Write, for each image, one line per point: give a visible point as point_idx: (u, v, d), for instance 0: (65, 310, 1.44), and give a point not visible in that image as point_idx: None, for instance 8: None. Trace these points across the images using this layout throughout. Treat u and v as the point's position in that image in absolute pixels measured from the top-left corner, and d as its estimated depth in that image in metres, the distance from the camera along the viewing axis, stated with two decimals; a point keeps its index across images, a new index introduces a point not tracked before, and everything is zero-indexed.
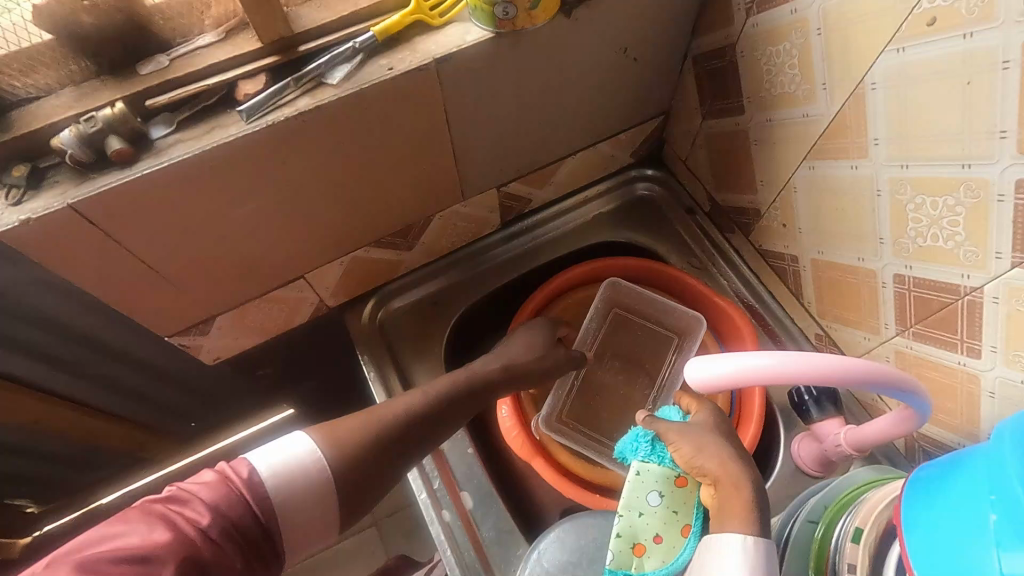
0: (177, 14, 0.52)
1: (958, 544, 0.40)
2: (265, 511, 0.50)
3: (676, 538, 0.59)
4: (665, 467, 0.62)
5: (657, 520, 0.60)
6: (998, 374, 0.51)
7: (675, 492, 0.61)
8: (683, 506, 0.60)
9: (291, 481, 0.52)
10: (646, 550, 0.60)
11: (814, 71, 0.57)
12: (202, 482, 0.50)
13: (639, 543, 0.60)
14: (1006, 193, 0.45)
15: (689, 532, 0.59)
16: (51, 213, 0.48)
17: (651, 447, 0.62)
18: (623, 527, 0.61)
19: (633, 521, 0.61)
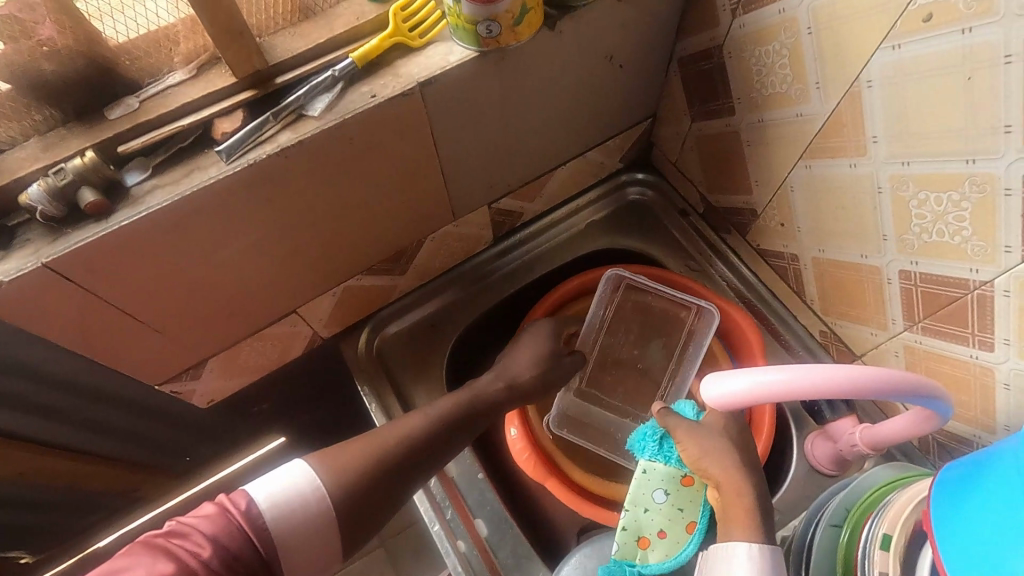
0: (145, 53, 0.49)
1: (993, 545, 0.39)
2: (265, 542, 0.50)
3: (681, 534, 0.60)
4: (672, 466, 0.63)
5: (662, 517, 0.61)
6: (1013, 367, 0.50)
7: (680, 491, 0.62)
8: (688, 505, 0.61)
9: (289, 512, 0.51)
10: (650, 544, 0.60)
11: (806, 70, 0.55)
12: (202, 514, 0.50)
13: (644, 536, 0.61)
14: (1014, 187, 0.44)
15: (694, 529, 0.60)
16: (25, 274, 0.45)
17: (659, 444, 0.63)
18: (628, 520, 0.62)
19: (638, 515, 0.61)
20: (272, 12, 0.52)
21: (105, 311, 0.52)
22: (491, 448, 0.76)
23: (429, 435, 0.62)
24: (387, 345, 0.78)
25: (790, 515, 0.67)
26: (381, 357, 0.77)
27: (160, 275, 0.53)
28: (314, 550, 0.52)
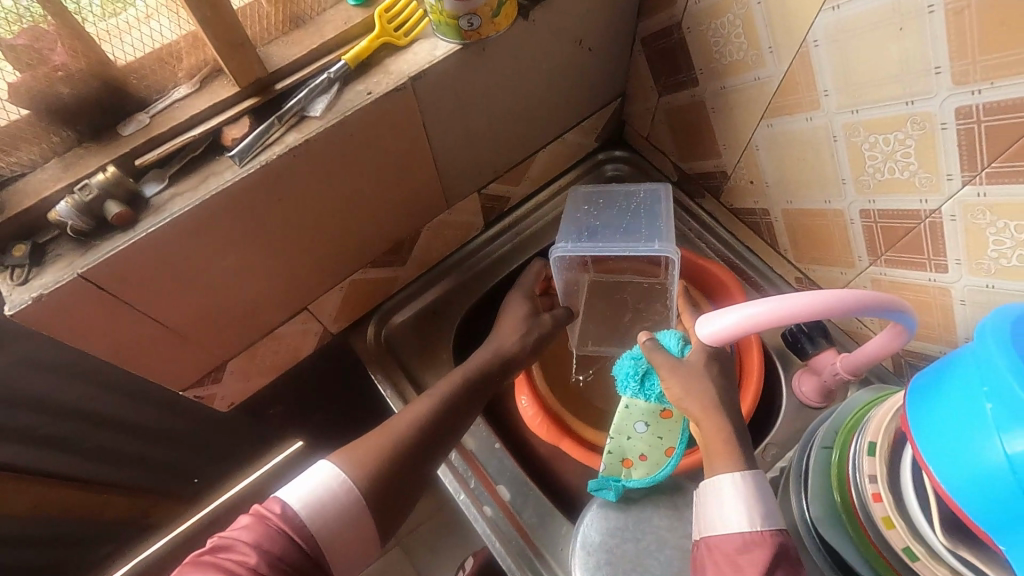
0: (152, 71, 0.52)
1: (964, 435, 0.45)
2: (307, 539, 0.53)
3: (660, 457, 0.67)
4: (652, 401, 0.66)
5: (643, 443, 0.67)
6: (966, 283, 0.56)
7: (660, 422, 0.67)
8: (667, 434, 0.67)
9: (323, 507, 0.55)
10: (633, 464, 0.67)
11: (759, 37, 0.61)
12: (241, 526, 0.53)
13: (627, 458, 0.67)
14: (949, 121, 0.50)
15: (672, 453, 0.66)
16: (62, 286, 0.48)
17: (641, 381, 0.67)
18: (613, 445, 0.67)
19: (622, 442, 0.67)
20: (266, 23, 0.55)
21: (133, 318, 0.55)
22: (503, 421, 0.80)
23: (448, 407, 0.66)
24: (394, 334, 0.81)
25: (786, 447, 0.72)
26: (389, 346, 0.81)
27: (182, 279, 0.56)
28: (355, 521, 0.56)
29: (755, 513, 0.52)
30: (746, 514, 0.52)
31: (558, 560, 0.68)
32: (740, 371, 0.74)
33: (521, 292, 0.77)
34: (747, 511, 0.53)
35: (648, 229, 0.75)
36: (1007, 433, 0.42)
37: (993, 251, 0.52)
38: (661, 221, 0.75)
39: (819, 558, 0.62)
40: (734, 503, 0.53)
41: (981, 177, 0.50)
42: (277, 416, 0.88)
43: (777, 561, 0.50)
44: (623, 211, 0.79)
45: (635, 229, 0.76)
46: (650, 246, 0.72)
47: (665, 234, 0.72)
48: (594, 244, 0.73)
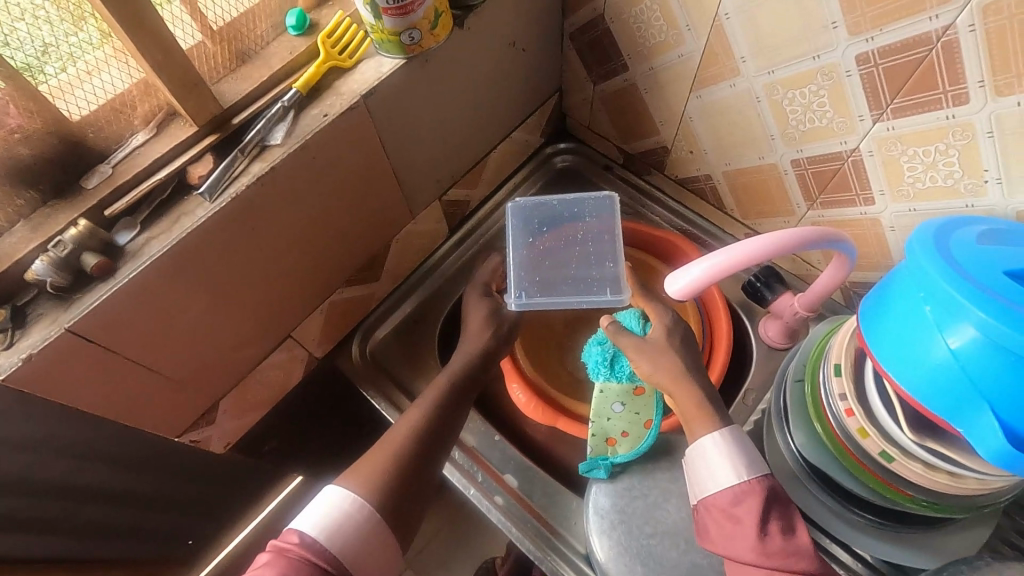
0: (107, 122, 0.52)
1: (912, 340, 0.50)
2: (331, 562, 0.54)
3: (641, 430, 0.69)
4: (625, 381, 0.69)
5: (623, 421, 0.69)
6: (893, 211, 0.63)
7: (635, 399, 0.69)
8: (644, 408, 0.69)
9: (341, 527, 0.56)
10: (617, 441, 0.70)
11: (676, 17, 0.66)
12: (262, 564, 0.52)
13: (611, 437, 0.70)
14: (852, 69, 0.56)
15: (651, 425, 0.69)
16: (50, 343, 0.49)
17: (611, 365, 0.69)
18: (595, 428, 0.70)
19: (603, 424, 0.69)
20: (213, 63, 0.57)
21: (122, 367, 0.56)
22: (499, 414, 0.83)
23: (445, 406, 0.68)
24: (378, 349, 0.83)
25: (764, 390, 0.77)
26: (376, 361, 0.82)
27: (166, 319, 0.56)
28: (375, 526, 0.57)
29: (739, 465, 0.57)
30: (732, 469, 0.57)
31: (573, 533, 0.71)
32: (710, 329, 0.79)
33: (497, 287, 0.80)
34: (732, 465, 0.57)
35: (598, 270, 0.77)
36: (948, 331, 0.47)
37: (909, 177, 0.59)
38: (610, 261, 0.77)
39: (808, 481, 0.67)
40: (720, 460, 0.57)
41: (888, 113, 0.57)
42: (273, 451, 0.88)
43: (769, 504, 0.54)
44: (569, 244, 0.79)
45: (585, 274, 0.77)
46: (603, 296, 0.74)
47: (616, 282, 0.74)
48: (551, 299, 0.74)
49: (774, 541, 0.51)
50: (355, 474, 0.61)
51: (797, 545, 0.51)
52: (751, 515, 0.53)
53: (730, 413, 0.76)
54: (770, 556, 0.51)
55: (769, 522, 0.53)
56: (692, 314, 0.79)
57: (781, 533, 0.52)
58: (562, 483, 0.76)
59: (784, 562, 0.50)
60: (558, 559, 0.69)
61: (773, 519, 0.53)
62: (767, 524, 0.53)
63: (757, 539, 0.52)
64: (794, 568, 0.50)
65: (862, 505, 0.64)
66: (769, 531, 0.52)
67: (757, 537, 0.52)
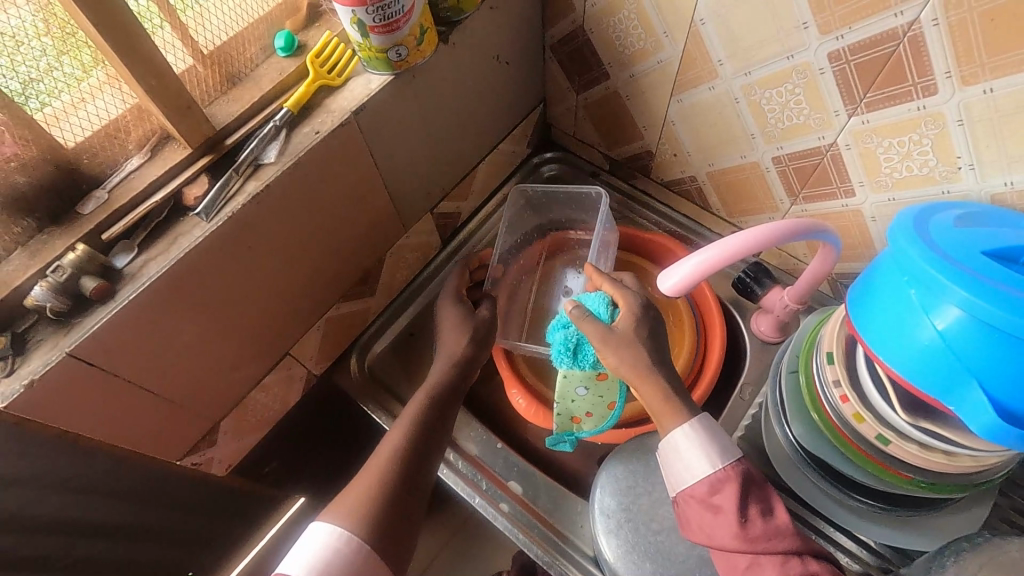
0: (102, 147, 0.53)
1: (899, 321, 0.52)
2: None
3: (605, 411, 0.70)
4: (588, 368, 0.68)
5: (587, 402, 0.70)
6: (873, 202, 0.65)
7: (598, 384, 0.69)
8: (607, 392, 0.70)
9: (330, 568, 0.53)
10: (582, 420, 0.71)
11: (654, 25, 0.68)
12: None
13: (576, 417, 0.71)
14: (824, 66, 0.58)
15: (613, 408, 0.70)
16: (51, 367, 0.49)
17: (574, 352, 0.69)
18: (560, 408, 0.70)
19: (568, 406, 0.70)
20: (204, 86, 0.58)
21: (120, 388, 0.56)
22: (500, 423, 0.83)
23: (446, 414, 0.69)
24: (376, 364, 0.83)
25: (760, 384, 0.78)
26: (374, 376, 0.82)
27: (165, 341, 0.57)
28: (379, 538, 0.57)
29: (712, 455, 0.56)
30: (706, 459, 0.56)
31: (580, 536, 0.71)
32: (704, 326, 0.80)
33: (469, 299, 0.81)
34: (705, 453, 0.56)
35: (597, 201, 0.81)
36: (934, 312, 0.49)
37: (886, 168, 0.61)
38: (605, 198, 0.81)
39: (808, 470, 0.68)
40: (693, 452, 0.57)
41: (862, 107, 0.59)
42: (272, 473, 0.87)
43: (746, 488, 0.55)
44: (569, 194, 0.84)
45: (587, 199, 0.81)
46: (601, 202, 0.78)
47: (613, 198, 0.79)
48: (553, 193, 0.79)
49: (756, 525, 0.52)
50: (358, 486, 0.61)
51: (777, 525, 0.53)
52: (730, 502, 0.54)
53: (727, 409, 0.77)
54: (754, 540, 0.52)
55: (748, 506, 0.54)
56: (687, 311, 0.80)
57: (761, 516, 0.53)
58: (566, 487, 0.76)
59: (768, 544, 0.51)
60: (567, 562, 0.69)
61: (751, 503, 0.54)
62: (747, 509, 0.53)
63: (739, 525, 0.52)
64: (779, 548, 0.51)
65: (862, 490, 0.65)
66: (749, 515, 0.53)
67: (738, 523, 0.52)
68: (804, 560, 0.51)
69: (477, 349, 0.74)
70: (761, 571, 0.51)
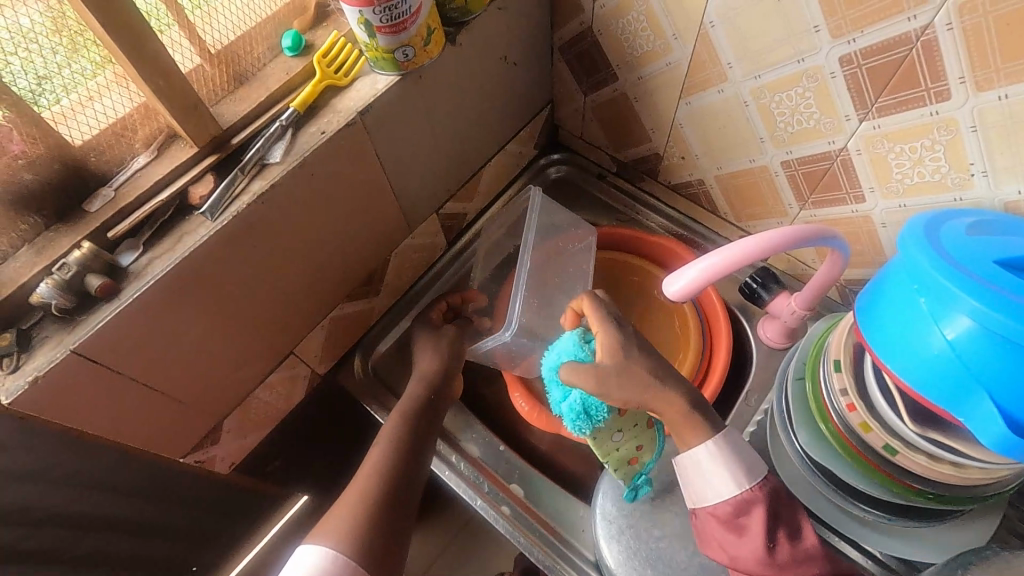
0: (109, 145, 0.53)
1: (908, 330, 0.51)
2: None
3: (648, 433, 0.64)
4: (610, 415, 0.60)
5: (630, 438, 0.62)
6: (883, 208, 0.64)
7: (625, 421, 0.61)
8: (638, 418, 0.62)
9: None
10: (639, 457, 0.64)
11: (663, 27, 0.68)
12: None
13: (631, 459, 0.63)
14: (836, 70, 0.58)
15: (653, 423, 0.64)
16: (56, 364, 0.49)
17: (589, 414, 0.59)
18: (612, 465, 0.63)
19: (617, 457, 0.63)
20: (212, 86, 0.58)
21: (125, 386, 0.56)
22: (503, 425, 0.83)
23: None
24: (380, 364, 0.83)
25: (765, 390, 0.77)
26: (377, 377, 0.82)
27: (170, 338, 0.57)
28: (380, 540, 0.57)
29: (737, 474, 0.55)
30: (732, 480, 0.55)
31: (582, 541, 0.70)
32: (710, 330, 0.80)
33: (443, 321, 0.81)
34: (730, 473, 0.55)
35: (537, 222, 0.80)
36: (944, 321, 0.48)
37: (897, 174, 0.60)
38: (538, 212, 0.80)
39: (813, 478, 0.67)
40: (718, 472, 0.55)
41: (873, 112, 0.58)
42: (276, 471, 0.87)
43: (771, 509, 0.54)
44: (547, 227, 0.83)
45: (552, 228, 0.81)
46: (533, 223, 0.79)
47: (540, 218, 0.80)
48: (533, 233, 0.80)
49: (783, 549, 0.52)
50: (360, 487, 0.60)
51: (805, 549, 0.52)
52: (758, 526, 0.53)
53: (732, 415, 0.76)
54: (782, 566, 0.51)
55: (776, 529, 0.53)
56: (693, 316, 0.79)
57: (788, 539, 0.52)
58: (568, 491, 0.76)
59: (798, 569, 0.51)
60: (566, 567, 0.68)
61: (777, 526, 0.53)
62: (775, 532, 0.53)
63: (766, 549, 0.52)
64: (809, 573, 0.51)
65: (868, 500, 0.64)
66: (777, 539, 0.52)
67: (766, 549, 0.51)
68: None
69: (452, 362, 0.76)
70: None
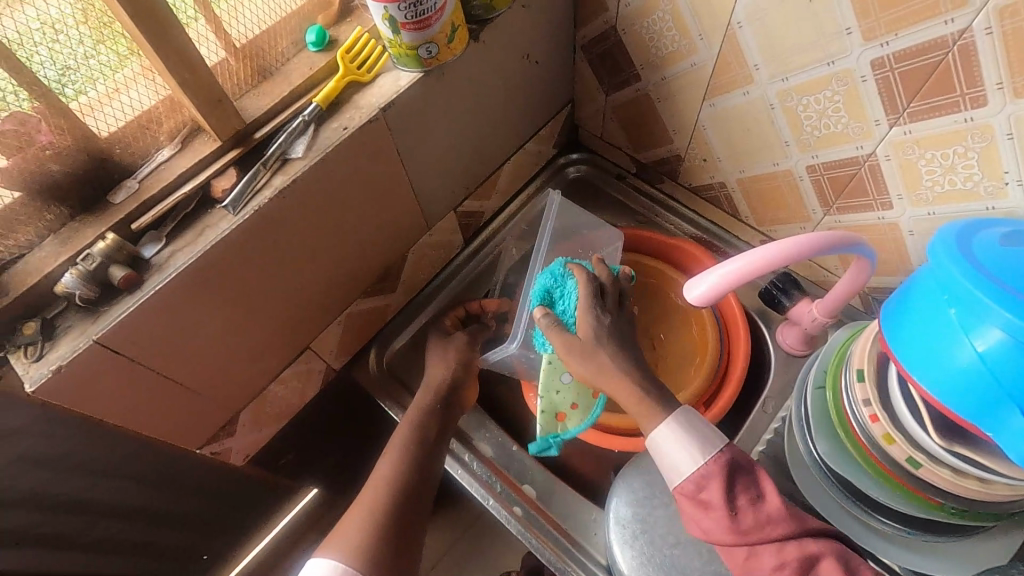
0: (134, 138, 0.54)
1: (936, 342, 0.50)
2: None
3: (590, 401, 0.71)
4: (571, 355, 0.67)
5: (572, 392, 0.71)
6: (911, 215, 0.63)
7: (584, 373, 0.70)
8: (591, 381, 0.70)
9: None
10: (567, 416, 0.71)
11: (688, 27, 0.67)
12: None
13: (561, 412, 0.71)
14: (867, 73, 0.56)
15: (598, 395, 0.71)
16: (79, 354, 0.49)
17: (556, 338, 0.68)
18: (544, 404, 0.71)
19: (553, 400, 0.71)
20: (235, 80, 0.58)
21: (146, 377, 0.56)
22: (516, 424, 0.82)
23: None
24: (395, 360, 0.83)
25: (784, 398, 0.76)
26: (392, 373, 0.82)
27: (190, 330, 0.57)
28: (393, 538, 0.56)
29: (696, 448, 0.54)
30: (689, 453, 0.54)
31: (595, 545, 0.70)
32: (729, 336, 0.79)
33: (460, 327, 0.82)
34: (689, 448, 0.54)
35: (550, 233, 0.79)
36: (974, 333, 0.47)
37: (927, 181, 0.59)
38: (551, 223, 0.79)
39: (832, 488, 0.66)
40: (676, 447, 0.55)
41: (904, 117, 0.57)
42: (289, 465, 0.88)
43: (735, 480, 0.53)
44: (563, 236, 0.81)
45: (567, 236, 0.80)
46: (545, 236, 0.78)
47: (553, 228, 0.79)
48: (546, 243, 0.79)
49: (746, 516, 0.51)
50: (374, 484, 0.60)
51: (769, 514, 0.51)
52: (717, 496, 0.52)
53: (749, 422, 0.75)
54: (746, 532, 0.50)
55: (736, 496, 0.52)
56: (712, 321, 0.78)
57: (751, 506, 0.52)
58: (581, 494, 0.75)
59: (761, 534, 0.50)
60: (578, 570, 0.68)
61: (740, 495, 0.52)
62: (737, 500, 0.52)
63: (731, 520, 0.51)
64: (772, 537, 0.50)
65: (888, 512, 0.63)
66: (740, 507, 0.51)
67: (729, 517, 0.51)
68: (801, 544, 0.50)
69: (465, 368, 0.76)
70: (760, 562, 0.50)
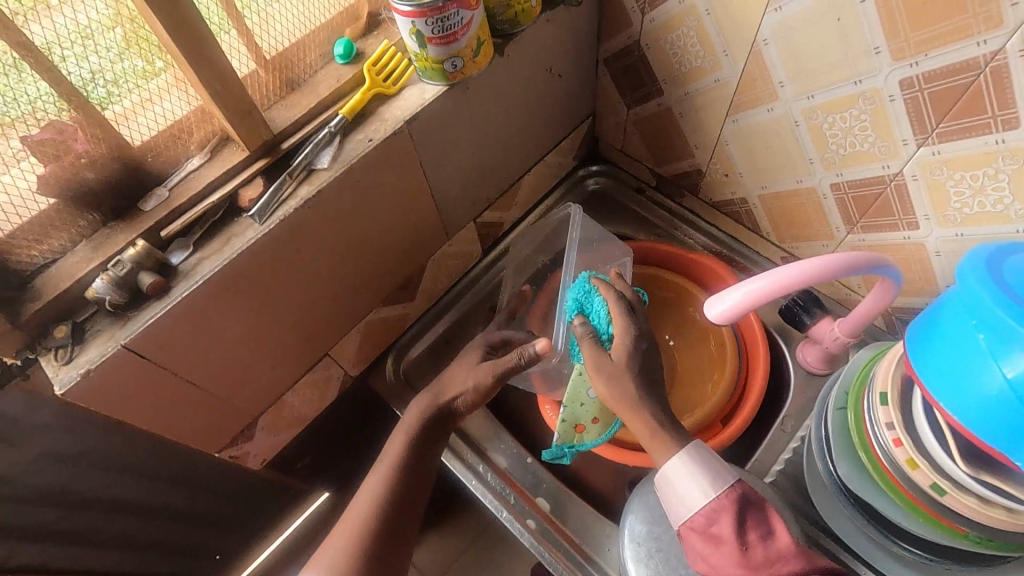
0: (165, 147, 0.55)
1: (964, 367, 0.49)
2: None
3: (609, 416, 0.71)
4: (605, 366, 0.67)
5: (593, 408, 0.70)
6: (938, 236, 0.62)
7: None
8: None
9: None
10: (585, 428, 0.71)
11: (713, 44, 0.67)
12: None
13: (580, 424, 0.70)
14: (895, 93, 0.56)
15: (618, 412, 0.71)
16: (108, 358, 0.50)
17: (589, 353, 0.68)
18: (567, 414, 0.69)
19: (576, 411, 0.69)
20: (265, 90, 0.60)
21: (169, 381, 0.57)
22: (531, 436, 0.82)
23: None
24: (411, 368, 0.83)
25: (803, 417, 0.75)
26: (408, 381, 0.83)
27: (213, 337, 0.58)
28: None
29: (705, 480, 0.54)
30: (699, 486, 0.53)
31: (608, 561, 0.69)
32: (748, 352, 0.78)
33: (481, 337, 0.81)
34: (698, 480, 0.54)
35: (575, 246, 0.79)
36: (1004, 359, 0.46)
37: (955, 203, 0.58)
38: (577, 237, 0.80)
39: (853, 513, 0.65)
40: (687, 480, 0.54)
41: (933, 137, 0.56)
42: (304, 469, 0.88)
43: (744, 514, 0.52)
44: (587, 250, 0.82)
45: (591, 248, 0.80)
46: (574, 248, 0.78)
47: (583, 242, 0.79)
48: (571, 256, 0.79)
49: (755, 551, 0.49)
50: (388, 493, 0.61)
51: (780, 550, 0.49)
52: (728, 529, 0.50)
53: (768, 441, 0.74)
54: (756, 567, 0.48)
55: (746, 532, 0.50)
56: (730, 337, 0.78)
57: (760, 541, 0.50)
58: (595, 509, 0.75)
59: (772, 570, 0.48)
60: None
61: (749, 529, 0.51)
62: (747, 535, 0.50)
63: (739, 553, 0.49)
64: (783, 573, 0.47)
65: (909, 538, 0.62)
66: (749, 542, 0.50)
67: (738, 550, 0.49)
68: None
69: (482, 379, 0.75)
70: None
